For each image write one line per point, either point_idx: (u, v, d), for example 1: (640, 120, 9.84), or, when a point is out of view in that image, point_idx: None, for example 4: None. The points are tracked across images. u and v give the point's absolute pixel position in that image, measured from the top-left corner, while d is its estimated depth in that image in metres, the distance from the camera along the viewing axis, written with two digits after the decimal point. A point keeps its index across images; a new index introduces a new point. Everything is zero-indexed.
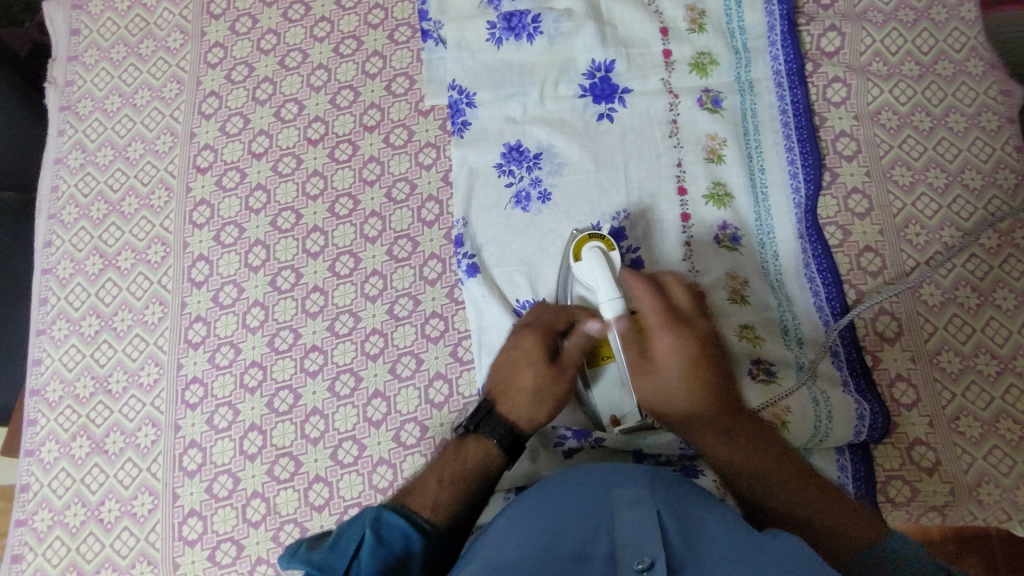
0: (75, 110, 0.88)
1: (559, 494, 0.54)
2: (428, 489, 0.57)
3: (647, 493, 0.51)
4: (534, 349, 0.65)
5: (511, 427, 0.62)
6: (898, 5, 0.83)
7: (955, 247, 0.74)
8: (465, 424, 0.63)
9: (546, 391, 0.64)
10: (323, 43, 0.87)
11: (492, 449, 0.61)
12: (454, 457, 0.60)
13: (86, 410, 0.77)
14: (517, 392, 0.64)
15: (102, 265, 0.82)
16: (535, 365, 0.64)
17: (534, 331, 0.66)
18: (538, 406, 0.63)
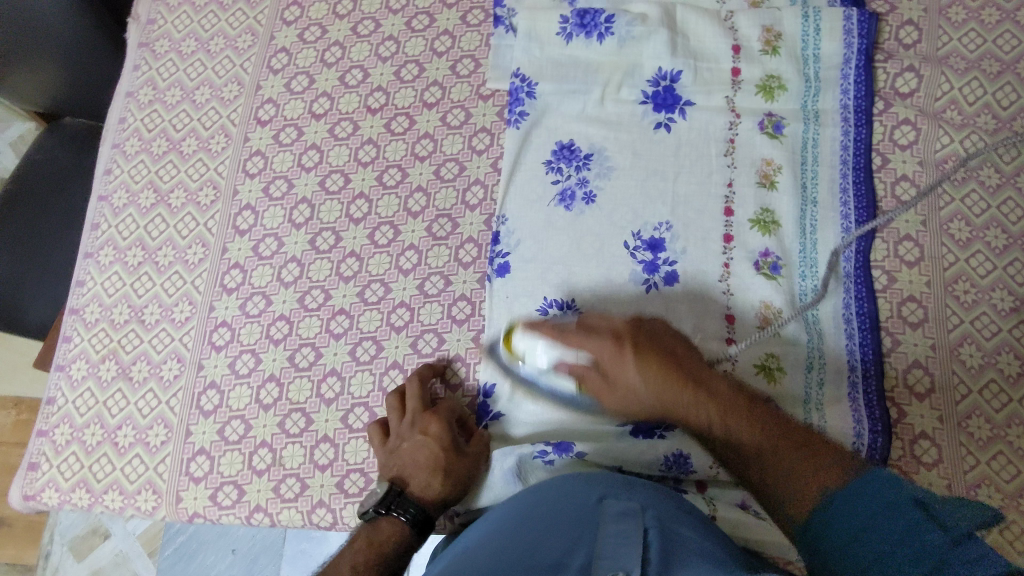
0: (152, 48, 0.91)
1: (550, 499, 0.55)
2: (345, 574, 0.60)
3: (638, 510, 0.51)
4: (441, 436, 0.68)
5: (420, 510, 0.65)
6: (983, 55, 0.80)
7: (1003, 310, 0.72)
8: (375, 507, 0.65)
9: (455, 472, 0.67)
10: (397, 15, 0.88)
11: (403, 529, 0.64)
12: (370, 541, 0.63)
13: (118, 335, 0.80)
14: (424, 480, 0.66)
15: (154, 200, 0.85)
16: (442, 450, 0.67)
17: (438, 418, 0.69)
18: (446, 491, 0.67)
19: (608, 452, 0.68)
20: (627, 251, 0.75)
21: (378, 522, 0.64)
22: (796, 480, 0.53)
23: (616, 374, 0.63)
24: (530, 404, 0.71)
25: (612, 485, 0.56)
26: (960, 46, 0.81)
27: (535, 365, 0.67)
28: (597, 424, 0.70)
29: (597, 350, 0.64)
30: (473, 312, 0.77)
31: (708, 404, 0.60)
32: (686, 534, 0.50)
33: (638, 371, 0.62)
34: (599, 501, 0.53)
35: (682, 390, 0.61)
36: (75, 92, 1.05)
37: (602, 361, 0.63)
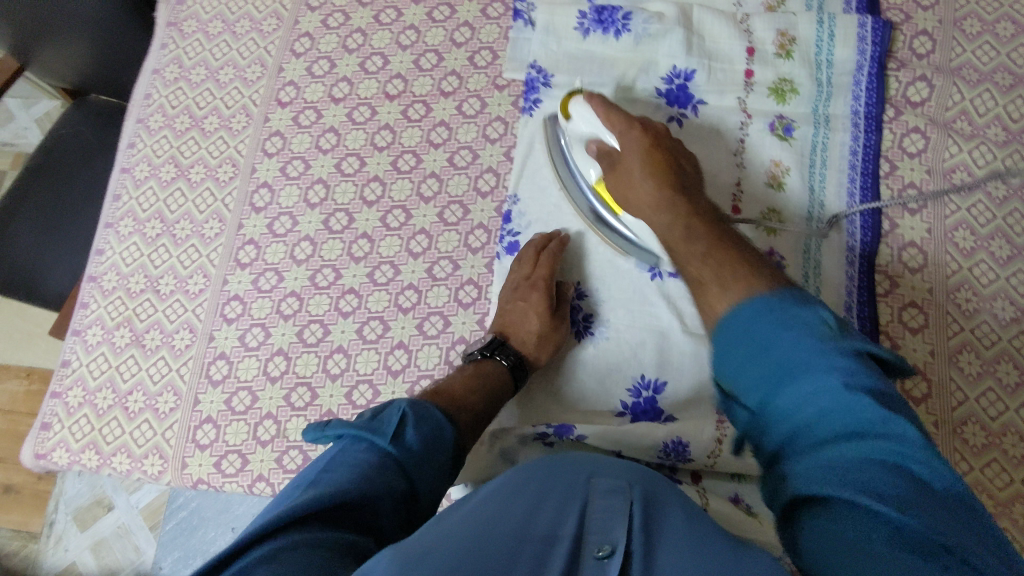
0: (179, 28, 0.94)
1: (538, 471, 0.56)
2: (456, 393, 0.66)
3: (626, 485, 0.53)
4: (539, 304, 0.72)
5: (518, 360, 0.71)
6: (996, 68, 0.81)
7: (1004, 319, 0.73)
8: (482, 351, 0.72)
9: (547, 339, 0.72)
10: (419, 5, 0.90)
11: (507, 371, 0.70)
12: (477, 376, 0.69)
13: (134, 303, 0.82)
14: (521, 338, 0.71)
15: (175, 174, 0.87)
16: (540, 314, 0.72)
17: (538, 287, 0.73)
18: (540, 348, 0.72)
19: (607, 436, 0.70)
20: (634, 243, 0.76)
21: (483, 363, 0.70)
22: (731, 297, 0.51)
23: (631, 181, 0.67)
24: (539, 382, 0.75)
25: (600, 465, 0.57)
26: (974, 58, 0.82)
27: (580, 133, 0.73)
28: (598, 407, 0.72)
29: (628, 136, 0.68)
30: (480, 296, 0.78)
31: (705, 247, 0.58)
32: (671, 509, 0.52)
33: (641, 158, 0.66)
34: (588, 477, 0.54)
35: (668, 219, 0.63)
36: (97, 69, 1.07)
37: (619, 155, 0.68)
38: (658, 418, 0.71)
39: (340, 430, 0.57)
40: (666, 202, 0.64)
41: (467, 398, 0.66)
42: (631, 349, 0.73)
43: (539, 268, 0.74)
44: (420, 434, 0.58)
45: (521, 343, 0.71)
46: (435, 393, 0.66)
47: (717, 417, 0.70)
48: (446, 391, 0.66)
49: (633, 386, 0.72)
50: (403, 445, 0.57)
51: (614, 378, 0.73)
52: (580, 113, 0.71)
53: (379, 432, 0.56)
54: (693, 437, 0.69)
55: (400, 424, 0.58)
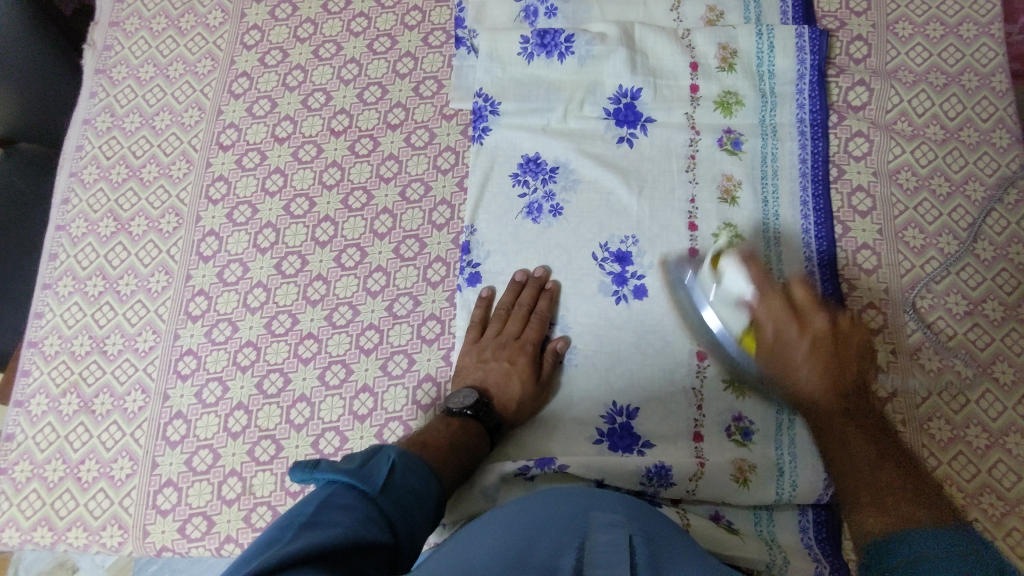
0: (109, 74, 0.90)
1: (536, 502, 0.55)
2: (443, 447, 0.65)
3: (624, 519, 0.53)
4: (525, 367, 0.71)
5: (496, 421, 0.69)
6: (930, 68, 0.83)
7: (958, 314, 0.74)
8: (466, 408, 0.68)
9: (527, 405, 0.71)
10: (358, 38, 0.89)
11: (483, 433, 0.68)
12: (455, 436, 0.66)
13: (79, 367, 0.78)
14: (502, 398, 0.70)
15: (115, 228, 0.83)
16: (525, 381, 0.71)
17: (526, 351, 0.72)
18: (517, 415, 0.71)
19: (587, 468, 0.68)
20: (595, 263, 0.76)
21: (465, 420, 0.68)
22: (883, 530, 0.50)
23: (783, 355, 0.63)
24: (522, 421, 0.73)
25: (596, 493, 0.57)
26: (908, 59, 0.84)
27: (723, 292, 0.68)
28: (574, 433, 0.72)
29: (773, 305, 0.64)
30: (443, 331, 0.77)
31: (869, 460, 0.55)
32: (669, 544, 0.53)
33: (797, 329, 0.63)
34: (587, 509, 0.54)
35: (835, 408, 0.60)
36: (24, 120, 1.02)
37: (763, 310, 0.64)
38: (635, 443, 0.71)
39: (329, 475, 0.55)
40: (843, 411, 0.60)
41: (452, 453, 0.65)
42: (602, 376, 0.73)
43: (527, 330, 0.73)
44: (405, 482, 0.57)
45: (502, 402, 0.70)
46: (421, 444, 0.64)
47: (693, 442, 0.71)
48: (433, 443, 0.64)
49: (609, 412, 0.72)
50: (389, 495, 0.55)
51: (586, 406, 0.72)
52: (732, 272, 0.67)
53: (367, 481, 0.55)
54: (674, 462, 0.69)
55: (388, 472, 0.57)
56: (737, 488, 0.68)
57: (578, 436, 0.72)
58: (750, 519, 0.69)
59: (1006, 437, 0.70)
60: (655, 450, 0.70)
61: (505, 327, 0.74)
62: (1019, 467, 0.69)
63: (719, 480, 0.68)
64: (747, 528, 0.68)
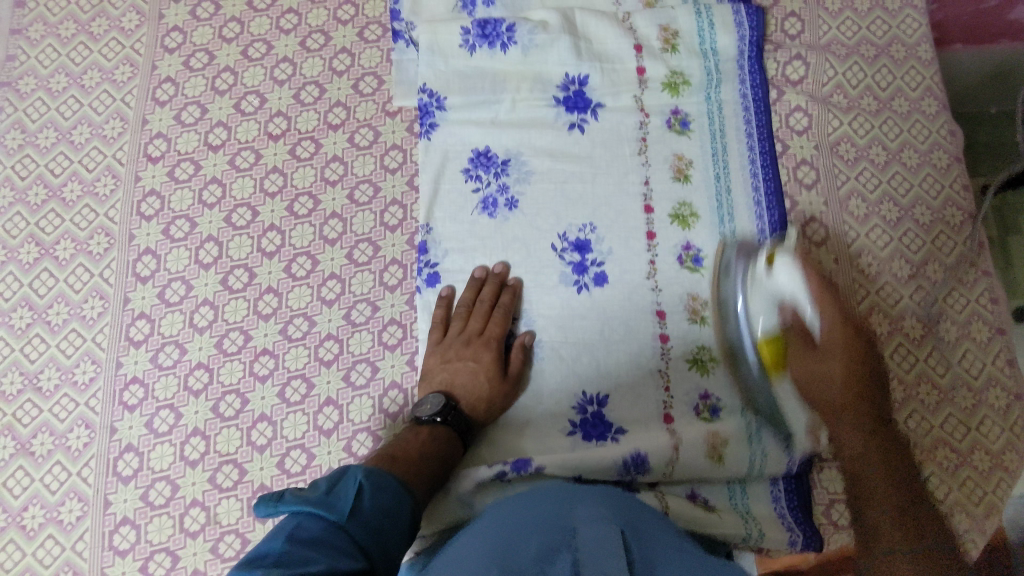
0: (16, 87, 0.83)
1: (522, 509, 0.55)
2: (415, 458, 0.63)
3: (607, 510, 0.53)
4: (492, 365, 0.69)
5: (467, 424, 0.68)
6: (860, 41, 0.85)
7: (902, 278, 0.77)
8: (434, 416, 0.66)
9: (497, 403, 0.70)
10: (290, 35, 0.84)
11: (454, 438, 0.67)
12: (426, 446, 0.64)
13: (12, 408, 0.72)
14: (471, 400, 0.69)
15: (38, 254, 0.77)
16: (492, 380, 0.69)
17: (491, 347, 0.70)
18: (486, 415, 0.69)
19: (564, 464, 0.68)
20: (554, 254, 0.75)
21: (435, 427, 0.66)
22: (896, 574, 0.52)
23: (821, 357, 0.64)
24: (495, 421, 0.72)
25: (576, 493, 0.57)
26: (840, 33, 0.86)
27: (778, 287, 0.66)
28: (546, 427, 0.71)
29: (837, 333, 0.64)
30: (405, 336, 0.74)
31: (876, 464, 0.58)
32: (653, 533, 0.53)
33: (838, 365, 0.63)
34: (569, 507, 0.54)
35: (852, 424, 0.61)
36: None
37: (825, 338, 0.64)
38: (607, 431, 0.70)
39: (296, 505, 0.52)
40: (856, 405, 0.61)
41: (424, 463, 0.63)
42: (568, 368, 0.72)
43: (491, 326, 0.71)
44: (377, 503, 0.55)
45: (471, 403, 0.69)
46: (392, 458, 0.62)
47: (663, 423, 0.71)
48: (404, 455, 0.63)
49: (578, 403, 0.71)
50: (359, 520, 0.53)
51: (557, 398, 0.72)
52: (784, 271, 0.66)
53: (335, 509, 0.52)
54: (649, 449, 0.69)
55: (356, 494, 0.54)
56: (710, 467, 0.69)
57: (552, 429, 0.71)
58: (724, 493, 0.70)
59: (954, 391, 0.73)
60: (629, 436, 0.70)
61: (467, 324, 0.72)
62: (967, 418, 0.72)
63: (692, 462, 0.69)
64: (723, 502, 0.69)
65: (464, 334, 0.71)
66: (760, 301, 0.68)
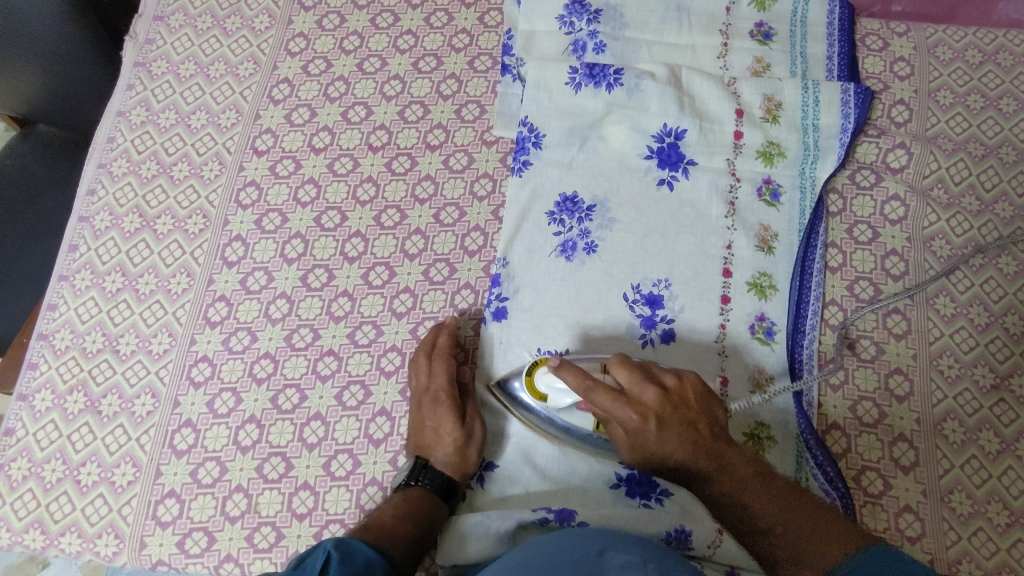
0: (148, 68, 0.89)
1: (549, 552, 0.53)
2: (386, 525, 0.63)
3: (638, 561, 0.50)
4: (445, 415, 0.68)
5: (445, 479, 0.67)
6: (969, 138, 0.83)
7: (984, 387, 0.73)
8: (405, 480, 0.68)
9: (465, 447, 0.68)
10: (404, 55, 0.88)
11: (433, 497, 0.67)
12: (403, 507, 0.65)
13: (89, 364, 0.76)
14: (440, 455, 0.68)
15: (139, 225, 0.81)
16: (448, 427, 0.68)
17: (442, 401, 0.69)
18: (462, 461, 0.68)
19: (608, 522, 0.66)
20: (626, 303, 0.75)
21: (414, 489, 0.67)
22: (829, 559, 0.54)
23: (643, 443, 0.61)
24: (539, 462, 0.70)
25: (612, 540, 0.54)
26: (949, 127, 0.84)
27: (557, 403, 0.65)
28: (591, 479, 0.69)
29: (625, 411, 0.60)
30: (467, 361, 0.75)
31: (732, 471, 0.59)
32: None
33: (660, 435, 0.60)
34: (599, 553, 0.52)
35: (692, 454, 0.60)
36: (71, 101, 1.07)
37: (630, 420, 0.61)
38: (652, 491, 0.68)
39: None
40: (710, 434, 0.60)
41: (397, 528, 0.63)
42: None
43: (435, 378, 0.70)
44: (344, 573, 0.54)
45: (440, 456, 0.68)
46: (365, 529, 0.63)
47: None
48: (375, 526, 0.63)
49: None
50: None
51: (607, 447, 0.70)
52: (550, 385, 0.64)
53: None
54: (695, 526, 0.66)
55: (322, 565, 0.53)
56: (755, 557, 0.66)
57: (597, 481, 0.69)
58: None
59: None
60: (674, 500, 0.68)
61: (417, 380, 0.72)
62: None
63: (736, 546, 0.66)
64: None
65: (416, 390, 0.71)
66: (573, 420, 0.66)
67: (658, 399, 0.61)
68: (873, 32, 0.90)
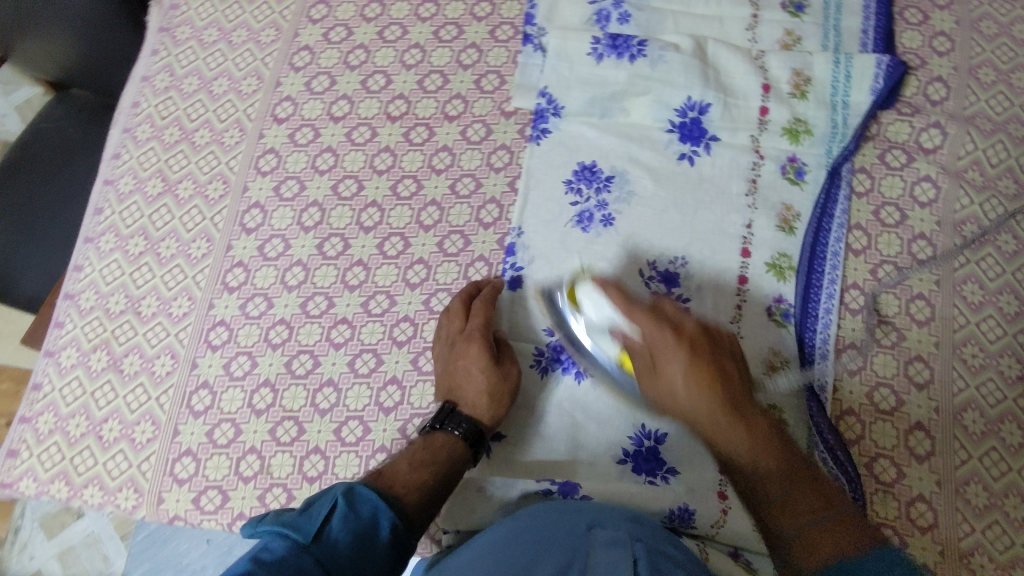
0: (172, 34, 0.90)
1: (538, 523, 0.54)
2: (407, 467, 0.62)
3: (627, 538, 0.51)
4: (480, 356, 0.69)
5: (472, 421, 0.67)
6: (1010, 118, 0.80)
7: (1009, 378, 0.71)
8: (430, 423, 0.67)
9: (498, 391, 0.68)
10: (425, 23, 0.87)
11: (459, 441, 0.66)
12: (424, 449, 0.64)
13: (112, 325, 0.78)
14: (471, 395, 0.68)
15: (161, 189, 0.83)
16: (483, 367, 0.68)
17: (474, 339, 0.70)
18: (494, 405, 0.68)
19: (612, 496, 0.67)
20: (641, 280, 0.74)
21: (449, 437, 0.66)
22: (800, 526, 0.53)
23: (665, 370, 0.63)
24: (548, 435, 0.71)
25: (600, 514, 0.55)
26: (989, 106, 0.81)
27: (595, 320, 0.67)
28: (597, 454, 0.69)
29: (650, 334, 0.63)
30: None
31: (748, 448, 0.58)
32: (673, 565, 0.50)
33: (671, 394, 0.62)
34: (588, 529, 0.52)
35: (712, 403, 0.60)
36: (82, 68, 1.10)
37: (664, 356, 0.63)
38: (659, 468, 0.68)
39: (270, 527, 0.52)
40: (744, 399, 0.61)
41: (417, 471, 0.62)
42: None
43: (471, 320, 0.71)
44: (349, 523, 0.53)
45: (472, 399, 0.68)
46: (377, 473, 0.61)
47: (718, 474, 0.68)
48: (389, 471, 0.61)
49: (635, 433, 0.69)
50: (324, 544, 0.52)
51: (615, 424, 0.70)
52: (590, 300, 0.67)
53: (300, 529, 0.51)
54: (697, 503, 0.67)
55: (327, 513, 0.53)
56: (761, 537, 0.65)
57: (603, 455, 0.69)
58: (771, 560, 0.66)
59: None
60: (680, 479, 0.68)
61: (452, 324, 0.72)
62: None
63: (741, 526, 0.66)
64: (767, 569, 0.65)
65: (452, 332, 0.72)
66: (595, 342, 0.67)
67: (692, 348, 0.62)
68: (913, 5, 0.86)
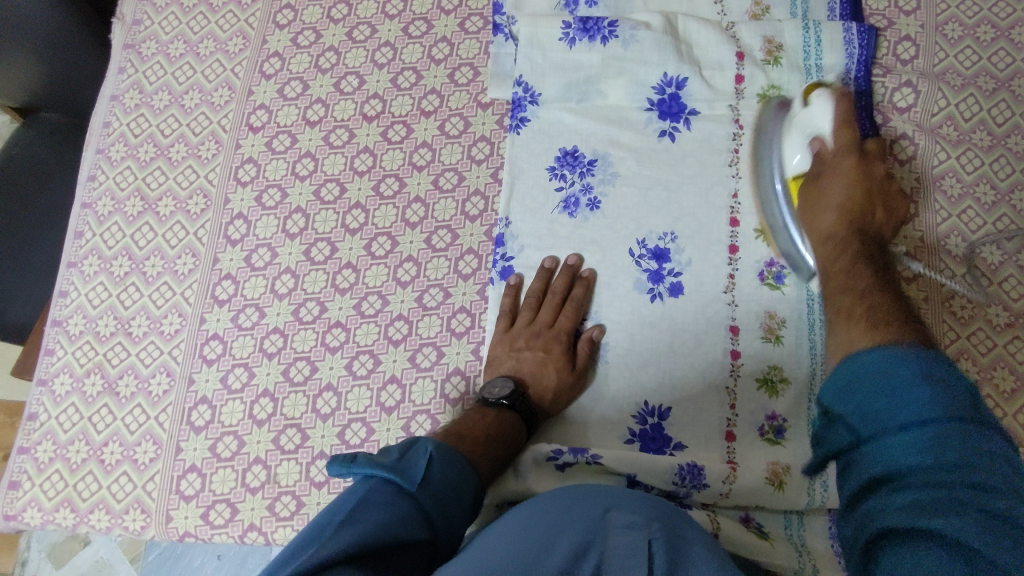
0: (138, 50, 0.89)
1: (555, 506, 0.54)
2: (480, 438, 0.63)
3: (644, 521, 0.51)
4: (560, 356, 0.70)
5: (534, 412, 0.68)
6: (979, 72, 0.81)
7: (998, 326, 0.72)
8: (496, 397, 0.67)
9: (563, 394, 0.70)
10: (394, 21, 0.87)
11: (520, 423, 0.67)
12: (489, 423, 0.65)
13: (104, 348, 0.77)
14: (538, 390, 0.69)
15: (141, 208, 0.82)
16: (560, 370, 0.69)
17: (560, 340, 0.71)
18: (554, 404, 0.69)
19: (623, 462, 0.67)
20: (631, 259, 0.74)
21: (502, 410, 0.66)
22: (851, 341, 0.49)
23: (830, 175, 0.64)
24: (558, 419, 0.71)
25: (618, 498, 0.55)
26: (957, 62, 0.82)
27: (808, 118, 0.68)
28: (607, 432, 0.70)
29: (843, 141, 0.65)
30: (473, 324, 0.75)
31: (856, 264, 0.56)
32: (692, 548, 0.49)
33: (843, 182, 0.63)
34: (605, 512, 0.52)
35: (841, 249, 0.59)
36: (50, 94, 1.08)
37: (835, 154, 0.65)
38: (666, 445, 0.69)
39: (369, 469, 0.51)
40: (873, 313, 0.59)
41: (489, 445, 0.63)
42: (634, 377, 0.71)
43: (561, 318, 0.72)
44: (445, 476, 0.54)
45: (538, 392, 0.69)
46: (458, 436, 0.62)
47: (725, 442, 0.69)
48: (469, 434, 0.63)
49: (639, 412, 0.70)
50: (427, 490, 0.52)
51: (618, 406, 0.71)
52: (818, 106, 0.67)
53: (406, 475, 0.51)
54: (706, 463, 0.67)
55: (425, 465, 0.54)
56: (772, 492, 0.66)
57: (611, 436, 0.70)
58: (780, 521, 0.66)
59: None
60: (687, 453, 0.68)
61: (537, 315, 0.72)
62: None
63: (750, 483, 0.66)
64: (777, 530, 0.66)
65: (534, 321, 0.72)
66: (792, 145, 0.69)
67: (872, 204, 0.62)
68: None
